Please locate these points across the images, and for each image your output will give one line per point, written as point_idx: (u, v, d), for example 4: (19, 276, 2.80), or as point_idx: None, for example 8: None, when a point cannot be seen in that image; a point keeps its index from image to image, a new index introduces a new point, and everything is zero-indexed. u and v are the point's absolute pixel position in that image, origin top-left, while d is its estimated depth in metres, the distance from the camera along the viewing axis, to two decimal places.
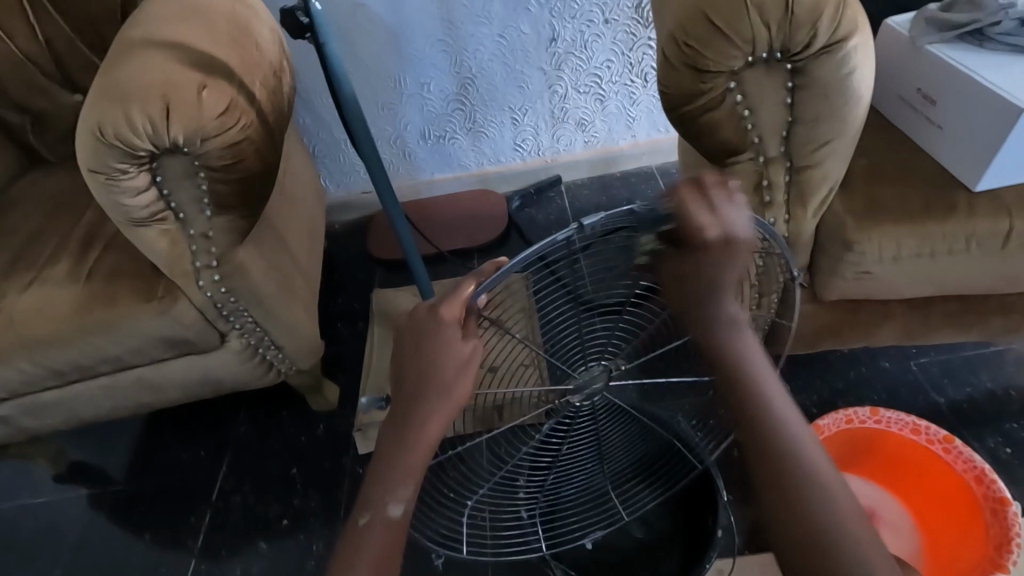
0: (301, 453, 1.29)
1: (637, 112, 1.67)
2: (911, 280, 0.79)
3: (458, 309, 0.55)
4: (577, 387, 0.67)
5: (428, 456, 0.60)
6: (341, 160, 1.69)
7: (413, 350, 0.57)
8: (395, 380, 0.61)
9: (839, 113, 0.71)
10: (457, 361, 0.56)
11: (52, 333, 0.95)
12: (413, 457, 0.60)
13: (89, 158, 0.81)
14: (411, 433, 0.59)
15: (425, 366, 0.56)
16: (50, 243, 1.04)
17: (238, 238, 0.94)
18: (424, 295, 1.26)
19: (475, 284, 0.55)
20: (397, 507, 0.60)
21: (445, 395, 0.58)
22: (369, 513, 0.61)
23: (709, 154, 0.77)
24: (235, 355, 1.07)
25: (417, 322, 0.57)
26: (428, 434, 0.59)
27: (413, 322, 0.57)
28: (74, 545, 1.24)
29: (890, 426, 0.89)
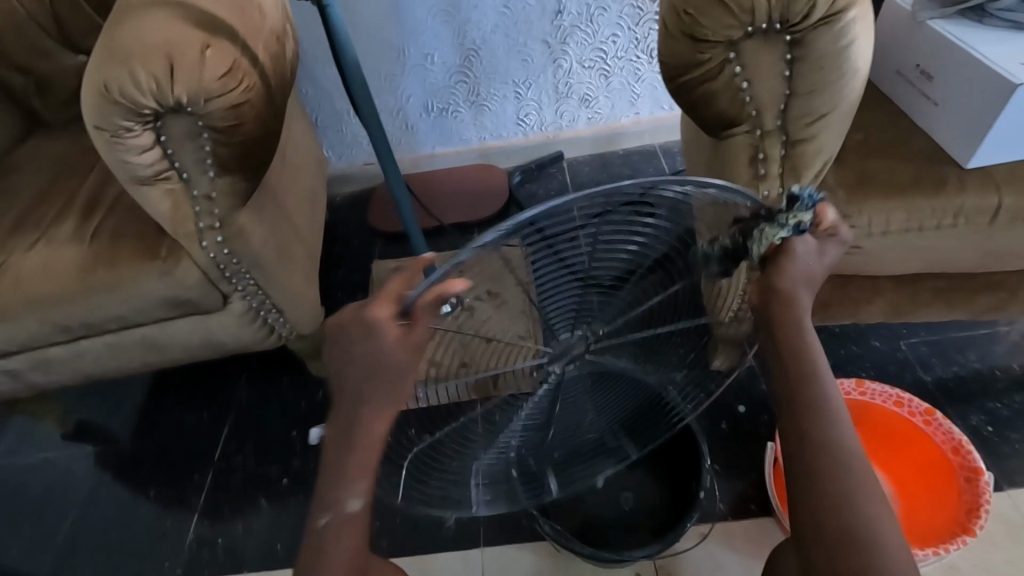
0: (301, 416, 1.33)
1: (641, 89, 1.66)
2: (899, 255, 0.81)
3: (388, 308, 0.50)
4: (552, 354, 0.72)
5: (378, 454, 0.58)
6: (343, 131, 1.69)
7: (346, 356, 0.53)
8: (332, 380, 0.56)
9: (835, 86, 0.72)
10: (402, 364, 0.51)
11: (59, 291, 0.97)
12: (361, 459, 0.57)
13: (94, 115, 0.82)
14: (356, 436, 0.56)
15: (362, 368, 0.52)
16: (55, 203, 1.06)
17: (240, 201, 0.96)
18: None
19: (415, 287, 0.49)
20: (355, 501, 0.59)
21: (391, 393, 0.55)
22: (327, 513, 0.59)
23: (705, 125, 0.78)
24: (237, 318, 1.09)
25: (345, 325, 0.52)
26: (373, 433, 0.56)
27: (345, 325, 0.52)
28: (81, 500, 1.28)
29: (874, 397, 0.92)
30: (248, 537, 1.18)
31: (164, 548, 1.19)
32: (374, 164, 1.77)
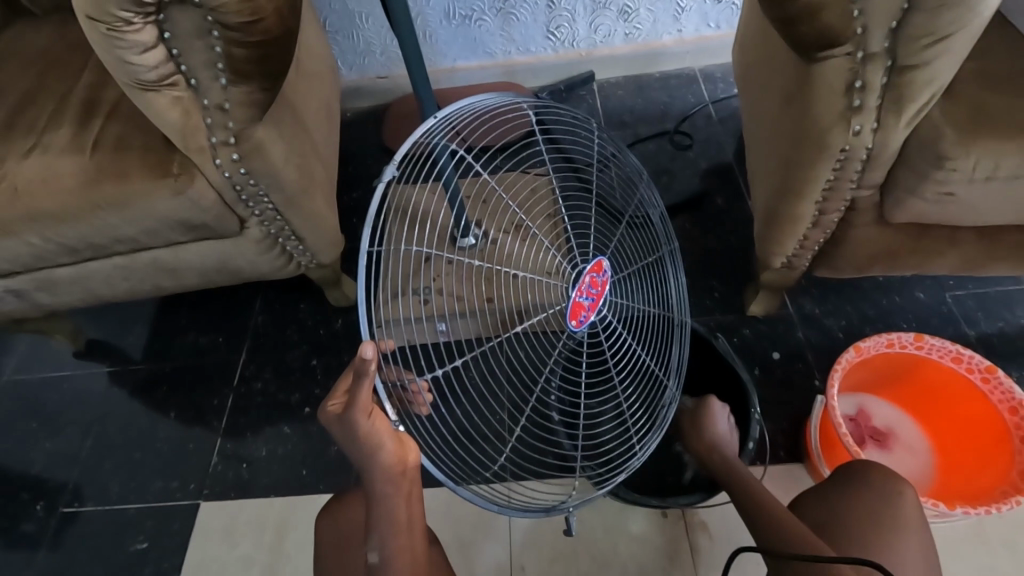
0: (320, 344, 1.29)
1: (689, 2, 1.49)
2: (991, 204, 0.75)
3: (368, 406, 0.57)
4: (665, 254, 0.93)
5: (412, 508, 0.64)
6: (355, 37, 1.53)
7: (348, 441, 0.60)
8: (355, 453, 0.61)
9: (969, 2, 0.61)
10: (372, 445, 0.59)
11: (62, 206, 0.88)
12: (397, 512, 0.62)
13: (86, 3, 0.70)
14: (376, 494, 0.62)
15: (366, 448, 0.59)
16: (47, 106, 0.94)
17: (257, 114, 0.85)
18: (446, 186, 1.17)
19: (374, 377, 0.55)
20: (375, 553, 0.63)
21: (376, 446, 0.59)
22: (379, 549, 0.63)
23: (800, 43, 0.68)
24: (255, 244, 1.03)
25: (342, 426, 0.59)
26: (392, 515, 0.62)
27: (345, 422, 0.58)
28: (99, 418, 1.27)
29: (930, 353, 0.90)
30: (272, 460, 1.18)
31: (190, 470, 1.19)
32: (389, 78, 1.62)
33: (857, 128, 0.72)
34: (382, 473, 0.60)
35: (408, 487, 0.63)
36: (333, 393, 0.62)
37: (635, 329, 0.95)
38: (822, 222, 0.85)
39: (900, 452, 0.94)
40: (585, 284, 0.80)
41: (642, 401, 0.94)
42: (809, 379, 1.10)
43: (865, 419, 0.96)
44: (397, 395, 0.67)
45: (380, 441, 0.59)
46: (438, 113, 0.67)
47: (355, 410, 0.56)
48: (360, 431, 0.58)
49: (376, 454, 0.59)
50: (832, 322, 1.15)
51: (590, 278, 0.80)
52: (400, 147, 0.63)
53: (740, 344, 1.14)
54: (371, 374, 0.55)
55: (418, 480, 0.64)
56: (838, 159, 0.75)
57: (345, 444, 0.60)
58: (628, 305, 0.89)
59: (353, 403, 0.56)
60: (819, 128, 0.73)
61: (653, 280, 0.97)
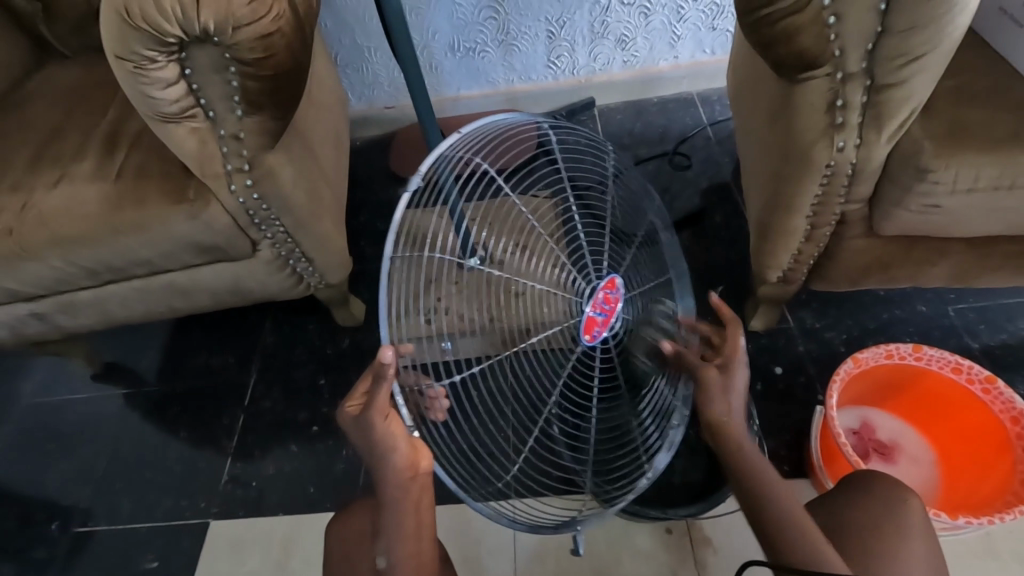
0: (328, 363, 1.32)
1: (683, 30, 1.54)
2: (976, 214, 0.78)
3: (386, 407, 0.59)
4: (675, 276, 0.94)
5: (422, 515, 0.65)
6: (364, 70, 1.60)
7: (364, 444, 0.62)
8: (370, 455, 0.63)
9: (939, 23, 0.65)
10: (386, 447, 0.61)
11: (86, 231, 0.93)
12: (406, 518, 0.63)
13: (115, 43, 0.76)
14: (388, 497, 0.63)
15: (381, 450, 0.61)
16: (74, 139, 1.01)
17: (270, 142, 0.90)
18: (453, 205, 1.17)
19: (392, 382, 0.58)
20: (384, 559, 0.63)
21: (391, 449, 0.61)
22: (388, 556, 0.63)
23: (781, 65, 0.71)
24: (266, 266, 1.07)
25: (360, 427, 0.61)
26: (401, 519, 0.63)
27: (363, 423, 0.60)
28: (113, 438, 1.29)
29: (930, 364, 0.91)
30: (281, 478, 1.19)
31: (200, 489, 1.21)
32: (397, 107, 1.69)
33: (840, 144, 0.74)
34: (393, 477, 0.62)
35: (419, 493, 0.64)
36: (351, 395, 0.65)
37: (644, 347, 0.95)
38: (814, 236, 0.87)
39: (903, 463, 0.94)
40: (597, 301, 0.82)
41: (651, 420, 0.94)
42: (811, 393, 1.10)
43: (868, 432, 0.96)
44: (413, 400, 0.69)
45: (394, 444, 0.61)
46: (461, 129, 0.68)
47: (375, 410, 0.59)
48: (376, 433, 0.60)
49: (390, 456, 0.61)
50: (832, 335, 1.16)
51: (603, 295, 0.82)
52: (421, 165, 0.63)
53: None
54: (391, 378, 0.58)
55: (431, 486, 0.65)
56: (823, 174, 0.78)
57: (362, 445, 0.62)
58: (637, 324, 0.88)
59: (374, 404, 0.59)
60: (804, 145, 0.76)
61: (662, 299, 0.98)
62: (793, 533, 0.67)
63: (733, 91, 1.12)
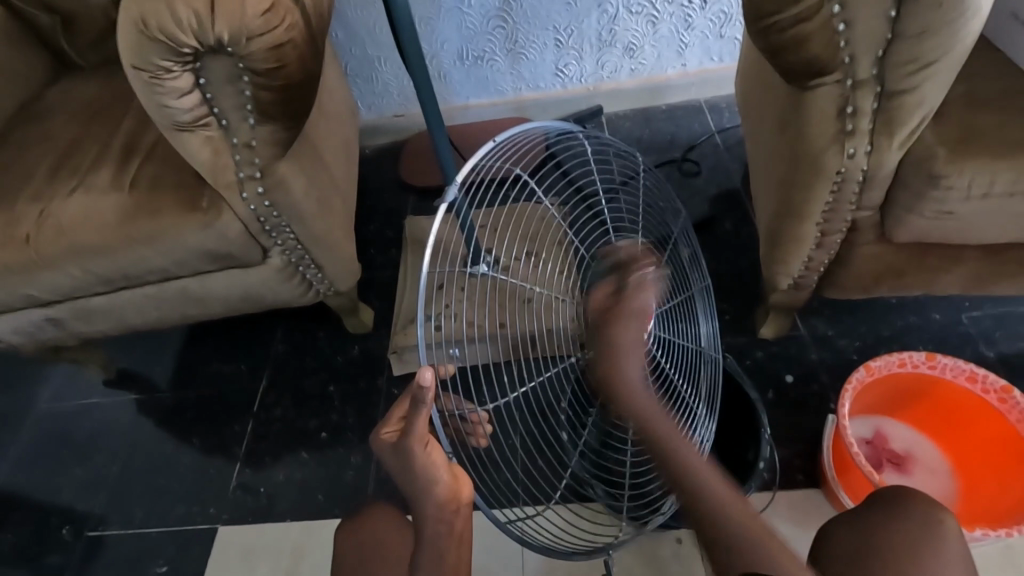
0: (337, 370, 1.33)
1: (691, 38, 1.55)
2: (990, 220, 0.77)
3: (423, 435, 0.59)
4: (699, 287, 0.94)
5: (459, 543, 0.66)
6: (374, 79, 1.62)
7: (402, 474, 0.61)
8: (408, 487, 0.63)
9: (949, 28, 0.64)
10: (427, 478, 0.60)
11: (103, 239, 0.95)
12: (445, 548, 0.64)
13: (132, 54, 0.78)
14: (428, 527, 0.63)
15: (420, 480, 0.60)
16: (92, 149, 1.03)
17: (281, 150, 0.91)
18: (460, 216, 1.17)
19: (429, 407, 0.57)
20: None
21: (432, 482, 0.61)
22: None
23: (790, 72, 0.71)
24: (276, 273, 1.08)
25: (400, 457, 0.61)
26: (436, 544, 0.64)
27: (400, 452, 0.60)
28: (125, 445, 1.30)
29: (944, 372, 0.89)
30: (290, 485, 1.20)
31: (211, 496, 1.21)
32: (406, 116, 1.71)
33: (851, 151, 0.74)
34: (435, 510, 0.62)
35: (460, 522, 0.65)
36: (387, 421, 0.63)
37: (671, 361, 0.93)
38: (825, 243, 0.86)
39: (918, 474, 0.93)
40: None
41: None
42: (824, 403, 1.09)
43: (882, 441, 0.95)
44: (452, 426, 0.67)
45: (436, 474, 0.60)
46: (495, 138, 0.63)
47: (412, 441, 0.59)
48: (417, 463, 0.60)
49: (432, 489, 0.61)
50: (845, 344, 1.15)
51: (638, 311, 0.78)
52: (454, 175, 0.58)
53: (753, 368, 1.13)
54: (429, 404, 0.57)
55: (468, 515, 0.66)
56: (834, 183, 0.77)
57: (400, 476, 0.62)
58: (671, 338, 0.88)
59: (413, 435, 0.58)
60: (815, 152, 0.75)
61: (684, 310, 0.96)
62: (758, 552, 0.56)
63: (743, 90, 1.08)
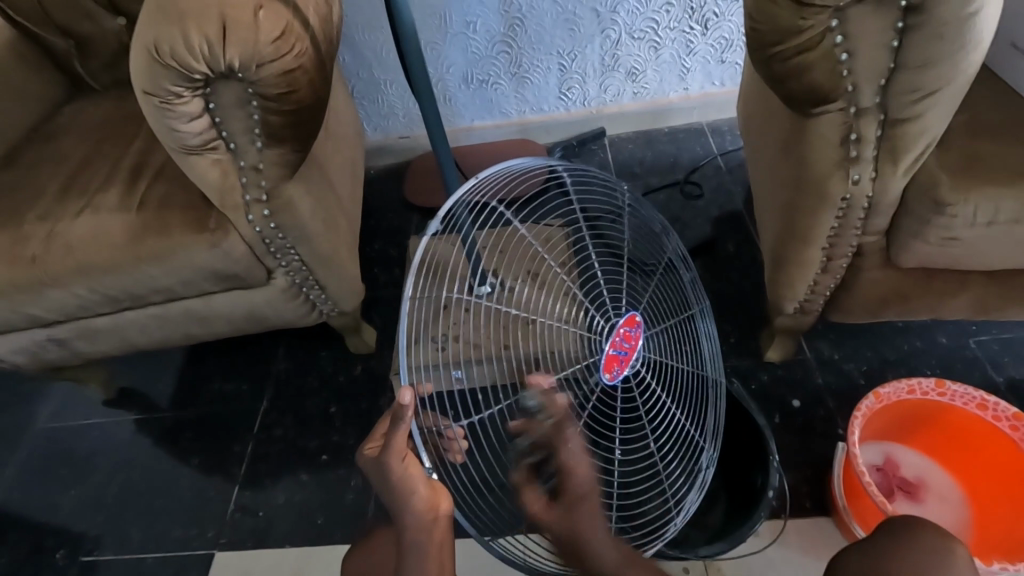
0: (339, 391, 1.32)
1: (693, 63, 1.57)
2: (997, 247, 0.77)
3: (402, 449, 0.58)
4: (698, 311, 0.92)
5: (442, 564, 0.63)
6: (380, 101, 1.64)
7: (384, 487, 0.61)
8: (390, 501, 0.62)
9: (952, 58, 0.65)
10: (404, 490, 0.60)
11: (109, 259, 0.95)
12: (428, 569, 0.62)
13: (144, 80, 0.79)
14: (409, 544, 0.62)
15: (397, 493, 0.60)
16: (100, 169, 1.03)
17: (288, 173, 0.92)
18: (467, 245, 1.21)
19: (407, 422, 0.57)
20: None
21: (408, 494, 0.60)
22: None
23: (794, 99, 0.72)
24: (280, 293, 1.08)
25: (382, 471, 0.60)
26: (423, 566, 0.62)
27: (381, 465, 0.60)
28: (123, 465, 1.29)
29: (954, 399, 0.89)
30: (289, 508, 1.18)
31: (208, 518, 1.19)
32: (411, 137, 1.73)
33: (856, 177, 0.75)
34: (416, 522, 0.61)
35: (441, 538, 0.63)
36: (370, 436, 0.64)
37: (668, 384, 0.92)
38: (831, 267, 0.86)
39: (929, 503, 0.91)
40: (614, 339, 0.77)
41: (679, 462, 0.91)
42: (831, 428, 1.08)
43: (893, 469, 0.93)
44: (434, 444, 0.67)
45: (413, 487, 0.60)
46: (478, 175, 0.66)
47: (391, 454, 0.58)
48: (394, 476, 0.59)
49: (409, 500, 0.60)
50: (852, 368, 1.13)
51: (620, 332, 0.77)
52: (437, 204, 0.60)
53: (759, 391, 1.12)
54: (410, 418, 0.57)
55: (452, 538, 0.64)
56: (838, 208, 0.78)
57: (381, 488, 0.62)
58: (666, 361, 0.87)
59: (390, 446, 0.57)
60: (820, 177, 0.76)
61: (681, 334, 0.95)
62: None
63: (746, 113, 1.09)
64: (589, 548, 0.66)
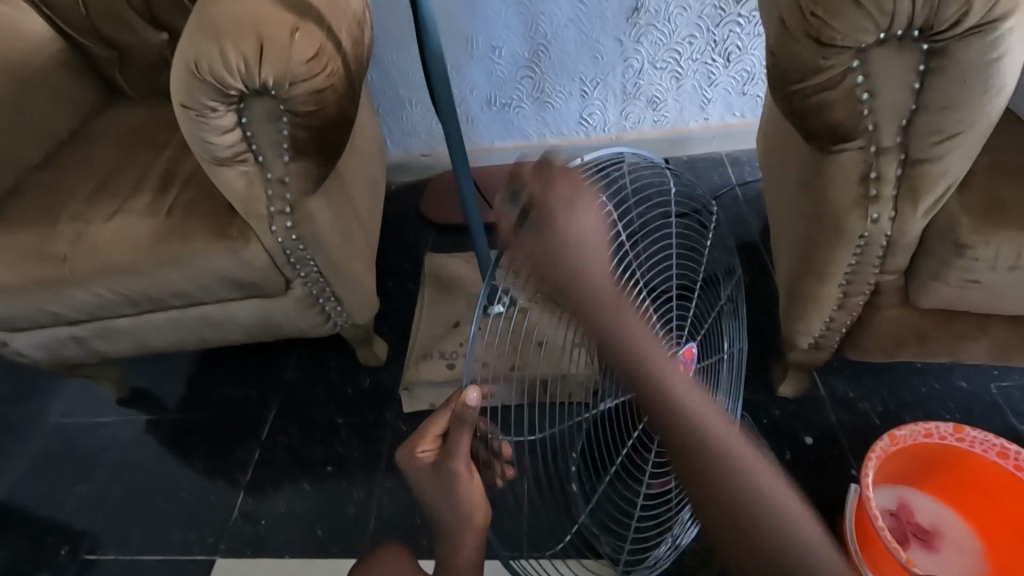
0: (347, 402, 1.32)
1: (714, 94, 1.59)
2: (1019, 291, 0.76)
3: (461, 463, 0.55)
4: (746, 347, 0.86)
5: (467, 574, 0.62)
6: (404, 119, 1.68)
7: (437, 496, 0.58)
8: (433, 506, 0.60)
9: (974, 103, 0.65)
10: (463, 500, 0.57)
11: (134, 262, 0.98)
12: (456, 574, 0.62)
13: (181, 93, 0.82)
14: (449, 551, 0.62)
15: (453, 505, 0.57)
16: (132, 175, 1.07)
17: (312, 187, 0.95)
18: (482, 266, 1.24)
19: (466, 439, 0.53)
20: None
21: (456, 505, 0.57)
22: None
23: (814, 137, 0.72)
24: (297, 303, 1.10)
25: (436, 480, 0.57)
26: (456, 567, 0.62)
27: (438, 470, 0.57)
28: (132, 465, 1.30)
29: (974, 446, 0.87)
30: (290, 517, 1.18)
31: (210, 522, 1.19)
32: (432, 155, 1.76)
33: (875, 215, 0.74)
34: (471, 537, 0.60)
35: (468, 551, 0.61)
36: (424, 438, 0.58)
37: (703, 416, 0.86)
38: (847, 304, 0.85)
39: (945, 553, 0.88)
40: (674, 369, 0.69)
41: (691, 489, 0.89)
42: (844, 467, 1.05)
43: (907, 515, 0.90)
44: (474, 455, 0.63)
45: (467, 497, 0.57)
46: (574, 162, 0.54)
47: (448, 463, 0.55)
48: (458, 486, 0.56)
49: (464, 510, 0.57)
50: (867, 407, 1.11)
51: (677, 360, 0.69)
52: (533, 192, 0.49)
53: (770, 426, 1.10)
54: (471, 424, 0.53)
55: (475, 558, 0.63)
56: (856, 245, 0.77)
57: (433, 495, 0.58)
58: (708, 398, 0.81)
59: (449, 450, 0.54)
60: (837, 215, 0.76)
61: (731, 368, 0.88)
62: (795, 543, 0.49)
63: (763, 147, 1.10)
64: (688, 424, 0.55)
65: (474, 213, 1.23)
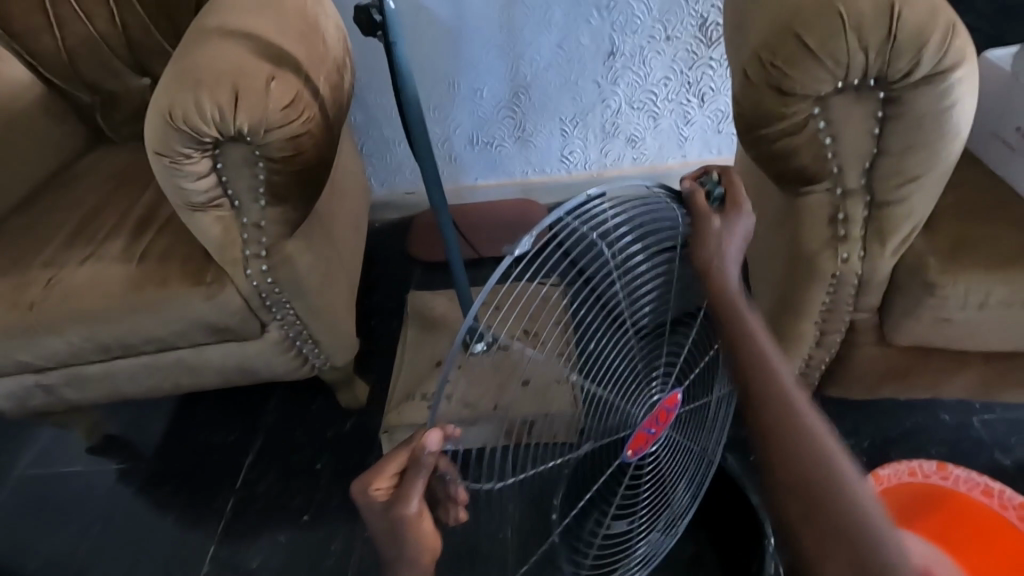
0: (327, 448, 1.28)
1: (691, 132, 1.63)
2: (991, 328, 0.76)
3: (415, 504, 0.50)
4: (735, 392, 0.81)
5: None
6: (389, 159, 1.70)
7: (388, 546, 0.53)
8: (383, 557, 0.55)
9: (931, 147, 0.68)
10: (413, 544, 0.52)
11: (105, 308, 0.96)
12: None
13: (156, 141, 0.82)
14: None
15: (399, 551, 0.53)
16: (109, 220, 1.06)
17: (289, 230, 0.94)
18: (464, 304, 1.23)
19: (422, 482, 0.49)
20: None
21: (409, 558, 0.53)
22: None
23: (781, 180, 0.74)
24: (272, 346, 1.07)
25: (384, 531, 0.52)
26: None
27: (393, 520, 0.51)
28: (99, 518, 1.24)
29: (959, 484, 0.89)
30: (263, 572, 1.12)
31: None
32: (417, 192, 1.77)
33: (845, 255, 0.75)
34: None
35: None
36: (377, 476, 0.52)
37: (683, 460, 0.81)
38: (825, 341, 0.85)
39: None
40: (652, 416, 0.65)
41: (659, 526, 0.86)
42: None
43: None
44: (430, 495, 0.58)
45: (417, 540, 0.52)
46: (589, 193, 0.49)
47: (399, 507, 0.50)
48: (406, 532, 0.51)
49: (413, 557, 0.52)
50: (854, 442, 1.10)
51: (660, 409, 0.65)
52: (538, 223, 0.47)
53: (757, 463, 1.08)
54: (427, 467, 0.50)
55: None
56: (829, 283, 0.78)
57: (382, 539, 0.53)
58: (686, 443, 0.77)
59: (399, 497, 0.50)
60: (809, 255, 0.76)
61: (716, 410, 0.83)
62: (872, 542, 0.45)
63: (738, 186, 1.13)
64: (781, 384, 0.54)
65: (455, 253, 1.23)
